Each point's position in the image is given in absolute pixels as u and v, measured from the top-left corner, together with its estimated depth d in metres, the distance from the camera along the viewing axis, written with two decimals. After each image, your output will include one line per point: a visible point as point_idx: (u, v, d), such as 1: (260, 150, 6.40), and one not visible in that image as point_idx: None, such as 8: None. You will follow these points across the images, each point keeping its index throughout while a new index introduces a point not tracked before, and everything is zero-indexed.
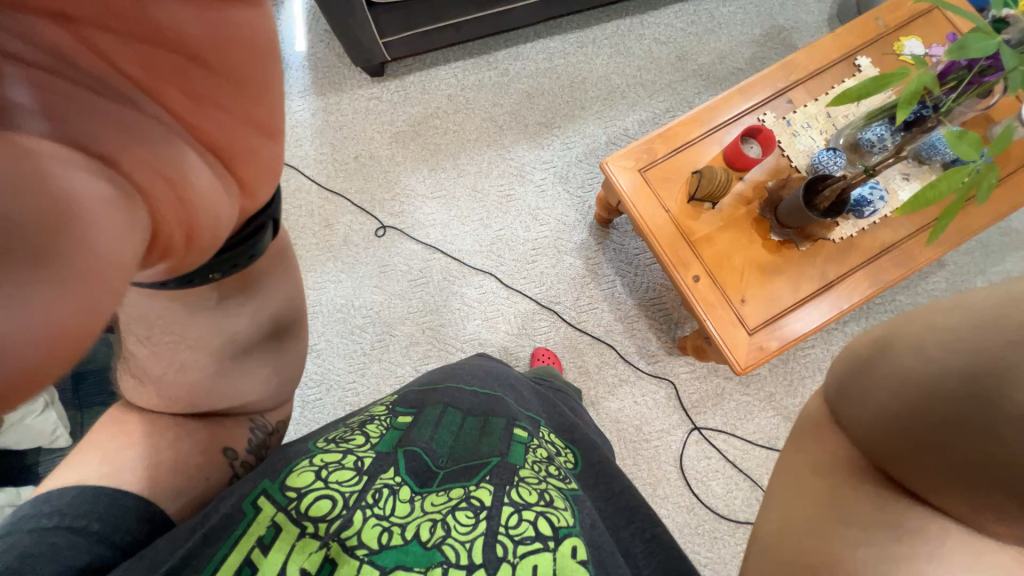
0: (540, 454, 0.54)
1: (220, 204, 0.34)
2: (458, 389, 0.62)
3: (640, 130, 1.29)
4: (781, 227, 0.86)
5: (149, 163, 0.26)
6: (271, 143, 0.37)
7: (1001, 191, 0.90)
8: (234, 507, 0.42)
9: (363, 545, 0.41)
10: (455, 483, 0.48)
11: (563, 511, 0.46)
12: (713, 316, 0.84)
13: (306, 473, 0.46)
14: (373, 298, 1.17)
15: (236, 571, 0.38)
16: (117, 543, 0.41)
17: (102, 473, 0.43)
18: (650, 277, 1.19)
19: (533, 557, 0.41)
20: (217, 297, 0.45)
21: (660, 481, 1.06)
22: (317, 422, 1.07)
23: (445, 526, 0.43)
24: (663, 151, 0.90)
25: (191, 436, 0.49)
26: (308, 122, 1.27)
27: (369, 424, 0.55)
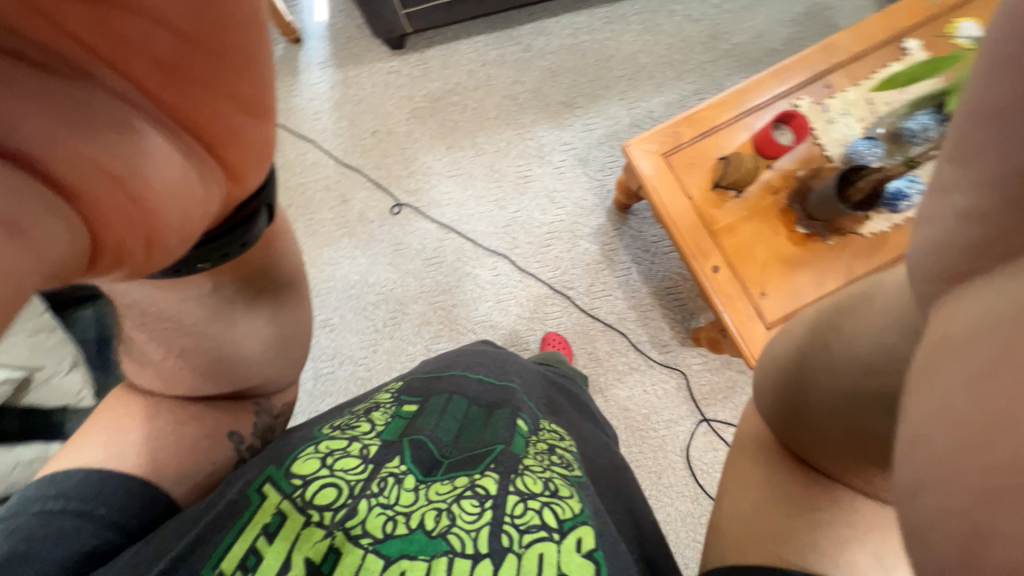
0: (544, 444, 0.54)
1: (194, 198, 0.26)
2: (465, 376, 0.62)
3: (666, 112, 1.24)
4: (809, 219, 0.82)
5: (89, 161, 0.18)
6: (259, 122, 0.28)
7: None
8: (240, 493, 0.44)
9: (368, 534, 0.42)
10: (460, 472, 0.48)
11: (569, 500, 0.46)
12: (730, 307, 0.82)
13: (311, 461, 0.47)
14: (387, 275, 1.17)
15: (242, 559, 0.40)
16: (122, 526, 0.44)
17: (111, 455, 0.46)
18: (667, 265, 1.17)
19: (538, 546, 0.42)
20: (211, 287, 0.42)
21: (665, 470, 1.06)
22: (329, 395, 1.10)
23: (450, 515, 0.44)
24: (690, 135, 0.87)
25: (195, 421, 0.50)
26: (326, 95, 1.26)
27: (374, 411, 0.56)
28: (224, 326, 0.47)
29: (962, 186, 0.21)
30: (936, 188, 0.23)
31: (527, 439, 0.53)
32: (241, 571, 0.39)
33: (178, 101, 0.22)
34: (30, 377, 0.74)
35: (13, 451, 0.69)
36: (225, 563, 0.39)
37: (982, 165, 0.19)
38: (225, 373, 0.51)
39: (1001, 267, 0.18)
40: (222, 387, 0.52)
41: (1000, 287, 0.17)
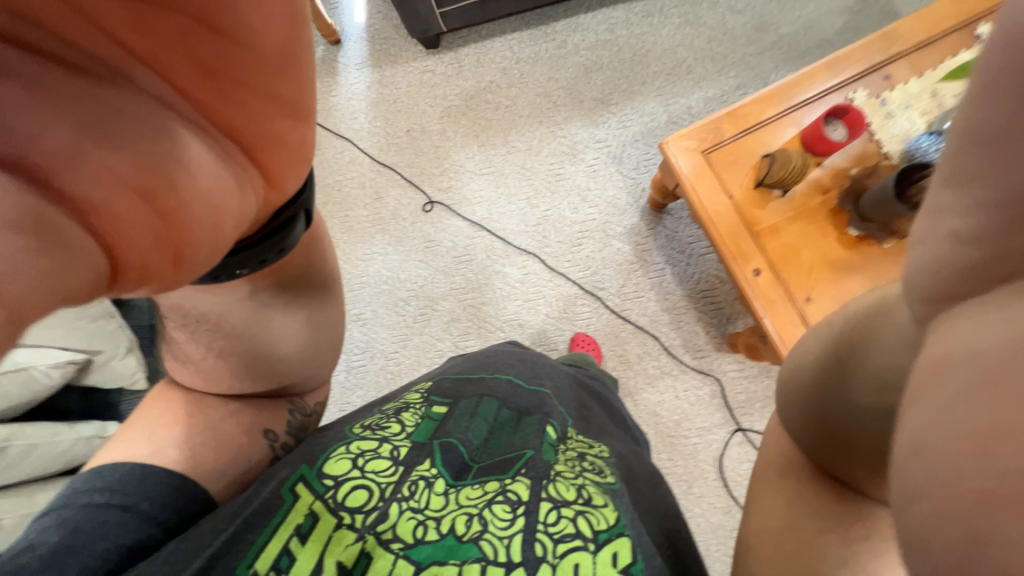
0: (573, 451, 0.53)
1: (231, 208, 0.27)
2: (496, 379, 0.61)
3: (705, 108, 1.19)
4: (862, 221, 0.77)
5: (113, 177, 0.19)
6: (300, 125, 0.30)
7: None
8: (274, 493, 0.45)
9: (398, 539, 0.43)
10: (490, 477, 0.48)
11: (604, 510, 0.45)
12: (772, 313, 0.77)
13: (343, 461, 0.47)
14: (418, 272, 1.19)
15: (275, 560, 0.41)
16: (163, 522, 0.45)
17: (148, 453, 0.47)
18: (702, 267, 1.13)
19: (573, 557, 0.41)
20: (248, 291, 0.45)
21: (696, 479, 1.02)
22: (361, 388, 1.12)
23: (482, 521, 0.44)
24: (731, 131, 0.83)
25: (233, 414, 0.53)
26: (363, 95, 1.29)
27: (404, 411, 0.55)
28: (259, 325, 0.49)
29: (959, 209, 0.21)
30: (931, 212, 0.23)
31: (556, 446, 0.52)
32: (275, 572, 0.40)
33: (208, 99, 0.24)
34: (91, 360, 0.79)
35: (75, 427, 0.74)
36: (260, 562, 0.40)
37: (973, 190, 0.20)
38: (261, 368, 0.52)
39: (996, 289, 0.18)
40: (257, 383, 0.53)
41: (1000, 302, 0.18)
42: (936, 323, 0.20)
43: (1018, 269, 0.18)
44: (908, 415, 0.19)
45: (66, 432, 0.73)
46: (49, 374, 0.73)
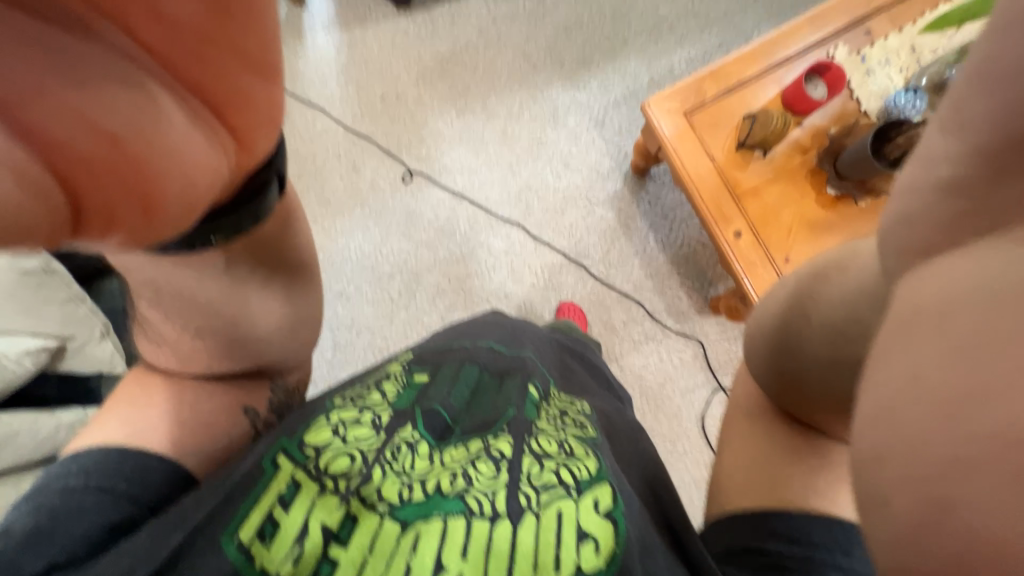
0: (555, 408, 0.55)
1: (207, 164, 0.27)
2: (475, 345, 0.61)
3: (688, 68, 1.16)
4: (839, 179, 0.78)
5: (81, 120, 0.20)
6: (267, 84, 0.28)
7: None
8: (255, 466, 0.45)
9: (383, 500, 0.43)
10: (474, 437, 0.50)
11: (585, 460, 0.47)
12: (752, 274, 0.79)
13: (323, 431, 0.48)
14: (400, 246, 1.17)
15: (258, 528, 0.42)
16: (144, 501, 0.45)
17: (129, 434, 0.47)
18: (685, 232, 1.14)
19: (556, 504, 0.44)
20: (224, 264, 0.43)
21: (679, 437, 1.07)
22: (348, 364, 1.12)
23: (466, 478, 0.45)
24: (713, 91, 0.82)
25: (215, 396, 0.52)
26: (333, 59, 1.22)
27: (385, 381, 0.56)
28: (237, 303, 0.47)
29: (951, 157, 0.24)
30: (920, 159, 0.26)
31: (539, 404, 0.54)
32: (258, 539, 0.41)
33: (181, 64, 0.23)
34: (62, 345, 0.76)
35: (56, 414, 0.73)
36: (244, 529, 0.41)
37: (969, 139, 0.24)
38: (241, 348, 0.51)
39: (984, 239, 0.22)
40: (237, 363, 0.52)
41: (994, 249, 0.21)
42: (913, 270, 0.24)
43: (996, 224, 0.22)
44: (875, 366, 0.23)
45: (46, 420, 0.71)
46: (21, 362, 0.71)
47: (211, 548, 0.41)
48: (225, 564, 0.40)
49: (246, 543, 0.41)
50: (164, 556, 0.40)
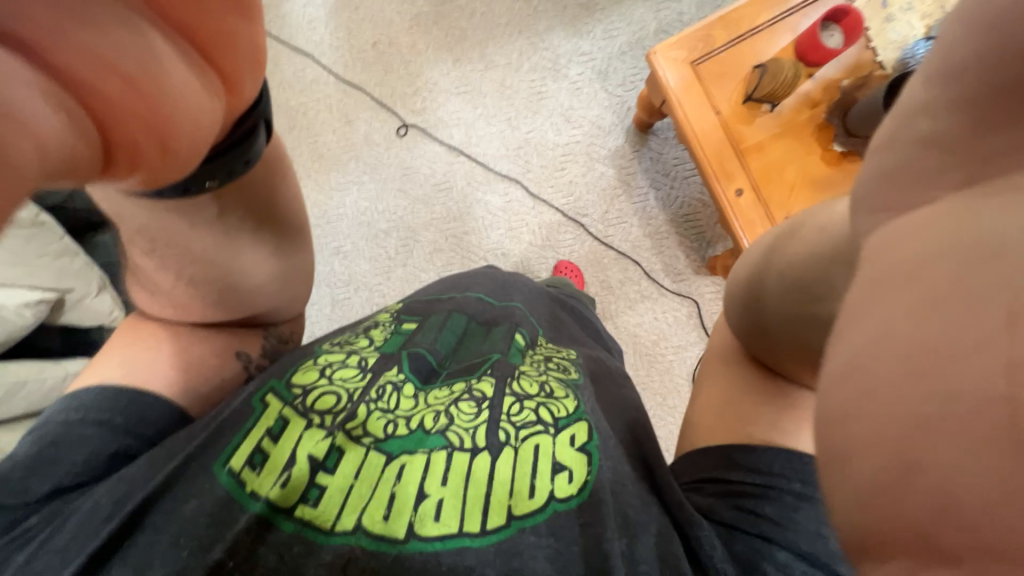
0: (539, 354, 0.56)
1: (204, 110, 0.25)
2: (465, 296, 0.62)
3: (699, 14, 1.10)
4: (848, 136, 0.75)
5: (96, 58, 0.18)
6: (247, 24, 0.27)
7: None
8: (245, 403, 0.47)
9: (368, 434, 0.45)
10: (457, 379, 0.51)
11: (564, 400, 0.49)
12: (751, 233, 0.78)
13: (310, 372, 0.50)
14: (396, 203, 1.15)
15: (248, 457, 0.44)
16: (142, 435, 0.47)
17: (122, 376, 0.48)
18: (686, 191, 1.11)
19: (534, 439, 0.46)
20: (216, 211, 0.43)
21: (671, 392, 1.10)
22: (347, 320, 1.13)
23: (449, 416, 0.47)
24: (723, 39, 0.77)
25: (210, 344, 0.53)
26: (322, 1, 1.16)
27: (373, 329, 0.57)
28: (229, 252, 0.47)
29: (929, 108, 0.23)
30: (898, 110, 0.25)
31: (524, 350, 0.56)
32: (248, 466, 0.43)
33: (173, 1, 0.22)
34: (62, 298, 0.77)
35: (61, 364, 0.75)
36: (234, 459, 0.43)
37: (954, 86, 0.22)
38: (233, 298, 0.51)
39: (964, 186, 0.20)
40: (232, 311, 0.53)
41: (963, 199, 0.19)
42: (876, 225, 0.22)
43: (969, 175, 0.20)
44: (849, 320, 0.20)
45: (52, 370, 0.73)
46: (21, 314, 0.71)
47: (204, 473, 0.43)
48: (218, 488, 0.42)
49: (236, 470, 0.43)
50: (160, 480, 0.42)
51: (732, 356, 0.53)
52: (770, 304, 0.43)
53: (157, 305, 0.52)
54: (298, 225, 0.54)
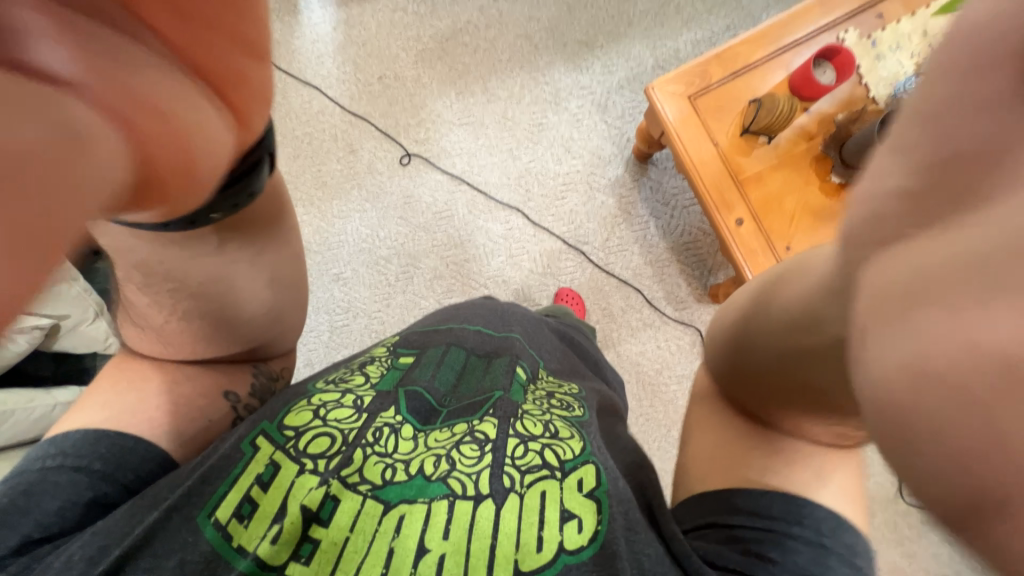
0: (542, 390, 0.55)
1: (224, 142, 0.28)
2: (463, 328, 0.61)
3: (694, 52, 1.13)
4: (845, 167, 0.76)
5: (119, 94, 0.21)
6: (261, 66, 0.29)
7: None
8: (233, 448, 0.45)
9: (365, 482, 0.44)
10: (459, 419, 0.50)
11: (570, 441, 0.47)
12: (752, 261, 0.78)
13: (304, 413, 0.48)
14: (397, 229, 1.16)
15: (237, 507, 0.42)
16: (119, 479, 0.45)
17: (108, 416, 0.47)
18: (686, 220, 1.12)
19: (540, 485, 0.44)
20: (208, 245, 0.42)
21: (676, 423, 1.07)
22: (346, 347, 1.12)
23: (450, 460, 0.45)
24: (719, 75, 0.80)
25: (199, 382, 0.52)
26: (329, 37, 1.20)
27: (369, 364, 0.56)
28: (222, 287, 0.47)
29: (897, 151, 0.21)
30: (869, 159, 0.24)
31: (525, 386, 0.54)
32: (236, 518, 0.41)
33: (185, 44, 0.25)
34: (57, 324, 0.76)
35: (52, 393, 0.73)
36: (221, 510, 0.42)
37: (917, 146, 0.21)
38: (226, 333, 0.51)
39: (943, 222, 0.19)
40: (225, 344, 0.52)
41: (962, 232, 0.18)
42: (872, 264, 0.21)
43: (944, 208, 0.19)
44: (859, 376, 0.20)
45: (42, 398, 0.72)
46: (16, 340, 0.70)
47: (187, 526, 0.41)
48: (203, 543, 0.40)
49: (223, 522, 0.41)
50: (140, 534, 0.40)
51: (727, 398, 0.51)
52: (750, 350, 0.42)
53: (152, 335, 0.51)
54: (296, 256, 0.54)
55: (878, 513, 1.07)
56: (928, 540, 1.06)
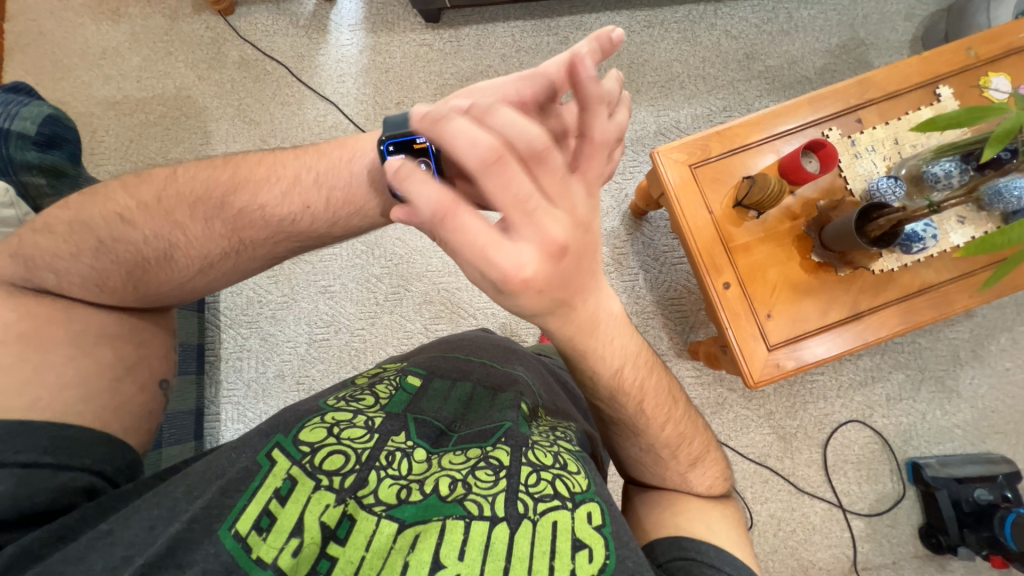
0: (545, 424, 0.55)
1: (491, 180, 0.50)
2: (467, 361, 0.63)
3: (693, 124, 1.23)
4: (823, 249, 0.83)
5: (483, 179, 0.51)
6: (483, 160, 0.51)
7: (973, 280, 0.85)
8: (251, 461, 0.45)
9: (380, 502, 0.43)
10: (471, 444, 0.50)
11: (577, 476, 0.47)
12: (736, 325, 0.83)
13: (318, 430, 0.48)
14: (395, 249, 1.17)
15: (255, 520, 0.41)
16: (76, 465, 0.48)
17: None
18: (673, 276, 1.18)
19: (552, 515, 0.43)
20: None
21: None
22: (322, 362, 1.12)
23: (465, 485, 0.45)
24: (718, 150, 0.87)
25: None
26: (355, 59, 1.26)
27: (378, 384, 0.56)
28: None
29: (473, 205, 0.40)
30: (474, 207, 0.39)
31: (530, 421, 0.54)
32: (255, 530, 0.41)
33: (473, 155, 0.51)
34: None
35: None
36: (241, 523, 0.41)
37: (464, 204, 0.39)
38: None
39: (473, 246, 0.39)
40: None
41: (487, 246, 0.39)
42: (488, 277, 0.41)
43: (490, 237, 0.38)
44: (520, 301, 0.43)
45: None
46: None
47: (208, 537, 0.40)
48: (223, 553, 0.40)
49: (243, 533, 0.41)
50: (163, 544, 0.40)
51: (677, 463, 0.61)
52: None
53: (118, 296, 0.54)
54: None
55: None
56: None
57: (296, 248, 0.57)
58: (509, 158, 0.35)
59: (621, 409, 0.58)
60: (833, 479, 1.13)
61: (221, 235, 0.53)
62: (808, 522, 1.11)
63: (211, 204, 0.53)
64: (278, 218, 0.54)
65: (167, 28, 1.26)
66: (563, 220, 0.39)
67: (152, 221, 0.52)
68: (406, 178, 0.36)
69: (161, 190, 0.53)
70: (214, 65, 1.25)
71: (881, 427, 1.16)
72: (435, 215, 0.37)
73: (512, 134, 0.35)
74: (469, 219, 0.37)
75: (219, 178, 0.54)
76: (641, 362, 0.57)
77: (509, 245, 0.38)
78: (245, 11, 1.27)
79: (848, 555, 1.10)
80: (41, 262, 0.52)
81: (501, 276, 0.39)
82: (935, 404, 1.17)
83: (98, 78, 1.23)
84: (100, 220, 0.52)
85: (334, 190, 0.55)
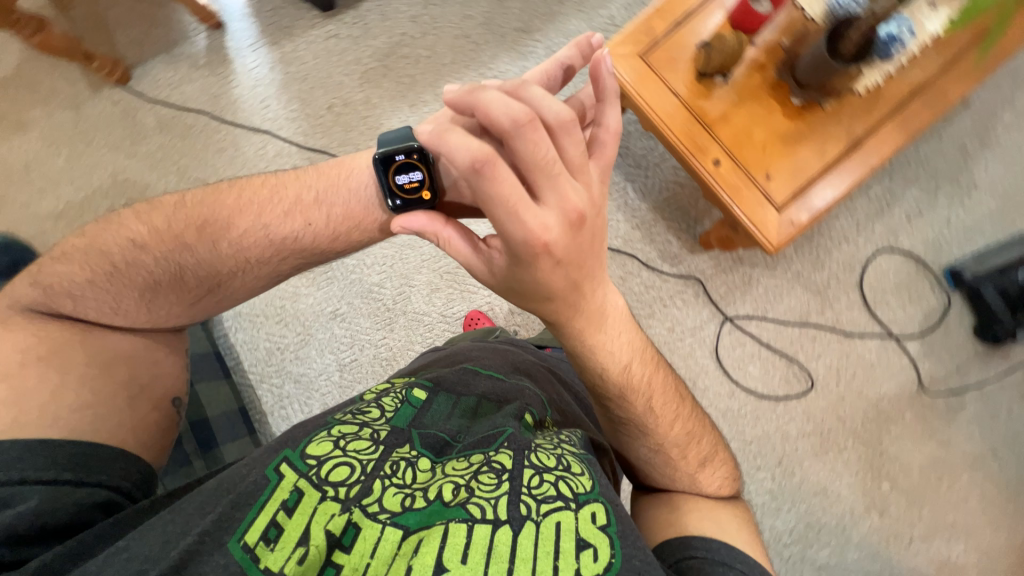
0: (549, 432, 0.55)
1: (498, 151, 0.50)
2: (477, 375, 0.63)
3: (628, 14, 1.15)
4: (802, 89, 0.80)
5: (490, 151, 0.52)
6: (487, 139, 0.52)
7: (963, 69, 0.80)
8: (261, 474, 0.45)
9: (385, 510, 0.43)
10: (473, 451, 0.49)
11: (581, 477, 0.46)
12: (738, 198, 0.81)
13: (325, 443, 0.48)
14: (383, 252, 1.15)
15: (264, 530, 0.42)
16: (99, 483, 0.48)
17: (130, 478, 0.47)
18: (660, 176, 1.14)
19: (556, 516, 0.42)
20: None
21: (699, 374, 1.11)
22: (358, 381, 1.13)
23: (468, 488, 0.45)
24: (662, 27, 0.82)
25: None
26: (267, 79, 1.19)
27: (383, 397, 0.56)
28: None
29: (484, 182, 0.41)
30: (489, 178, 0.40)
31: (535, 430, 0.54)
32: (264, 541, 0.41)
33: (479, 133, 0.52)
34: None
35: None
36: (251, 533, 0.42)
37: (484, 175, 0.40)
38: None
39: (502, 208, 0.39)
40: None
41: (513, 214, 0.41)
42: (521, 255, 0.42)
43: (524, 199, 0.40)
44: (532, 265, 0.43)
45: None
46: None
47: (219, 549, 0.41)
48: (232, 564, 0.40)
49: (252, 544, 0.41)
50: (177, 557, 0.40)
51: (686, 464, 0.58)
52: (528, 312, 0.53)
53: (132, 318, 0.56)
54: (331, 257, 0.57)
55: (906, 411, 1.11)
56: (954, 424, 1.10)
57: (302, 264, 0.58)
58: (539, 127, 0.39)
59: (631, 408, 0.56)
60: (880, 312, 1.13)
61: (228, 256, 0.55)
62: (866, 361, 1.12)
63: (223, 229, 0.54)
64: (282, 237, 0.55)
65: (75, 121, 1.20)
66: (582, 193, 0.43)
67: (161, 245, 0.54)
68: (450, 132, 0.38)
69: (169, 215, 0.55)
70: (135, 139, 1.20)
71: (910, 247, 1.14)
72: (471, 166, 0.38)
73: (543, 108, 0.40)
74: (504, 174, 0.38)
75: (226, 203, 0.55)
76: (647, 358, 0.56)
77: (535, 207, 0.41)
78: (142, 72, 1.21)
79: (913, 377, 1.11)
80: (60, 288, 0.55)
81: (528, 238, 0.41)
82: (955, 207, 1.14)
83: (32, 195, 1.19)
84: (114, 245, 0.55)
85: (334, 206, 0.55)
